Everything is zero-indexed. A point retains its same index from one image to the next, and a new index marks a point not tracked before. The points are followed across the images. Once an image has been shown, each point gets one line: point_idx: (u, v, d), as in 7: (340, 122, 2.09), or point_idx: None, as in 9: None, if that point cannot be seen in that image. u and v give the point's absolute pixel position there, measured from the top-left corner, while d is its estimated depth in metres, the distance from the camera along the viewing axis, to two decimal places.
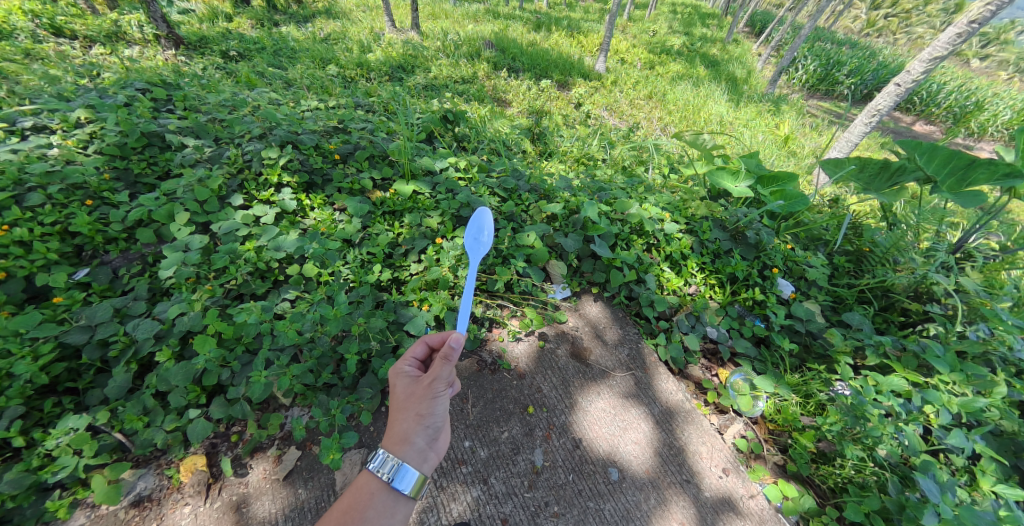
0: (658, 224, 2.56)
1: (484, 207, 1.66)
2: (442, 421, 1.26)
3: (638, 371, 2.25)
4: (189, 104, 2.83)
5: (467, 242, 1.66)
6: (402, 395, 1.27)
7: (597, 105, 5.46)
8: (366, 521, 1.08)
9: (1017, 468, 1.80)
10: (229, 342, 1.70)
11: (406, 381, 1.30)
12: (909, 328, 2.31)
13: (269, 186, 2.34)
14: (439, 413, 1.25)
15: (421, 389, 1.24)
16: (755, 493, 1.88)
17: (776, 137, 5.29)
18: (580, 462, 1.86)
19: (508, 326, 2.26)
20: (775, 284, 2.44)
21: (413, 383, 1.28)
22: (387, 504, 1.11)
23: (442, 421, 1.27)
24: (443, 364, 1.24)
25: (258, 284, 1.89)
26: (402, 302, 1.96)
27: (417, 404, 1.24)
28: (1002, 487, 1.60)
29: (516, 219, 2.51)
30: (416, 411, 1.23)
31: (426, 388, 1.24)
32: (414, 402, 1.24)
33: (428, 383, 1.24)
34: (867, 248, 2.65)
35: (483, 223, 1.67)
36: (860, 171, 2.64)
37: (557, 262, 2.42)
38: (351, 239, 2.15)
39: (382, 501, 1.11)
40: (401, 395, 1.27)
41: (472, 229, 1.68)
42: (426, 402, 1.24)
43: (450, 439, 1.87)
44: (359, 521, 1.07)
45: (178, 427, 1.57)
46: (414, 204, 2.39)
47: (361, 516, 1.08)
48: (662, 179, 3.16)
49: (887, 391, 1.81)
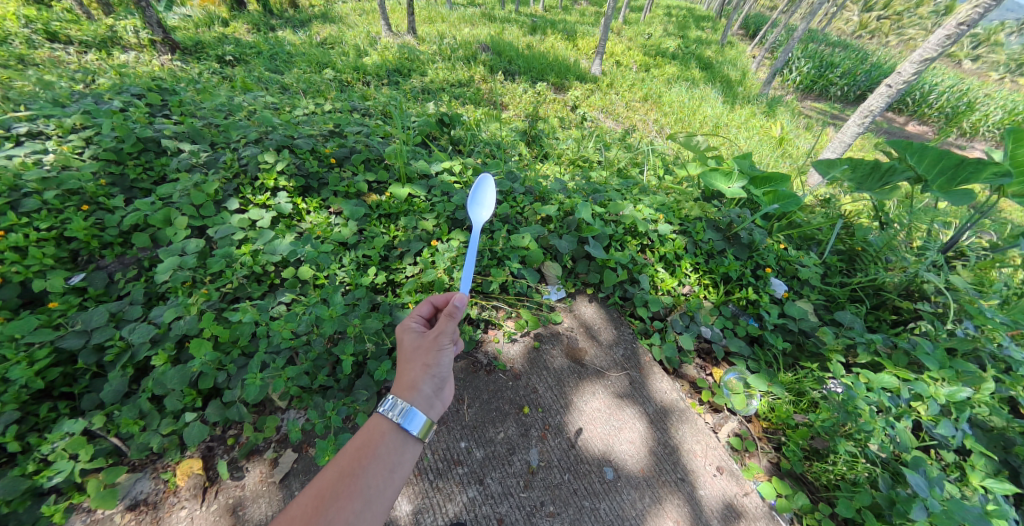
0: (652, 225, 2.59)
1: (487, 175, 1.80)
2: (447, 373, 1.33)
3: (633, 370, 2.27)
4: (186, 109, 2.85)
5: (469, 206, 1.78)
6: (410, 348, 1.33)
7: (593, 107, 5.50)
8: (377, 457, 1.12)
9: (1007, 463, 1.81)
10: (224, 345, 1.70)
11: (413, 335, 1.35)
12: (900, 326, 2.34)
13: (265, 190, 2.35)
14: (445, 365, 1.31)
15: (428, 341, 1.30)
16: (749, 491, 1.90)
17: (770, 138, 5.33)
18: (575, 461, 1.88)
19: (503, 327, 2.27)
20: (768, 283, 2.47)
21: (420, 337, 1.34)
22: (397, 442, 1.15)
23: (446, 374, 1.33)
24: (449, 320, 1.30)
25: (254, 288, 1.90)
26: (397, 304, 1.97)
27: (424, 356, 1.30)
28: (990, 482, 1.62)
29: (511, 222, 2.53)
30: (423, 362, 1.29)
31: (432, 341, 1.30)
32: (422, 354, 1.30)
33: (434, 336, 1.30)
34: (860, 248, 2.68)
35: (486, 191, 1.81)
36: (852, 172, 2.64)
37: (551, 263, 2.43)
38: (347, 242, 2.16)
39: (393, 439, 1.16)
40: (408, 347, 1.33)
41: (475, 194, 1.79)
42: (433, 353, 1.29)
43: (446, 441, 1.88)
44: (371, 457, 1.12)
45: (174, 431, 1.58)
46: (409, 207, 2.40)
47: (373, 452, 1.12)
48: (657, 181, 3.18)
49: (877, 388, 1.83)
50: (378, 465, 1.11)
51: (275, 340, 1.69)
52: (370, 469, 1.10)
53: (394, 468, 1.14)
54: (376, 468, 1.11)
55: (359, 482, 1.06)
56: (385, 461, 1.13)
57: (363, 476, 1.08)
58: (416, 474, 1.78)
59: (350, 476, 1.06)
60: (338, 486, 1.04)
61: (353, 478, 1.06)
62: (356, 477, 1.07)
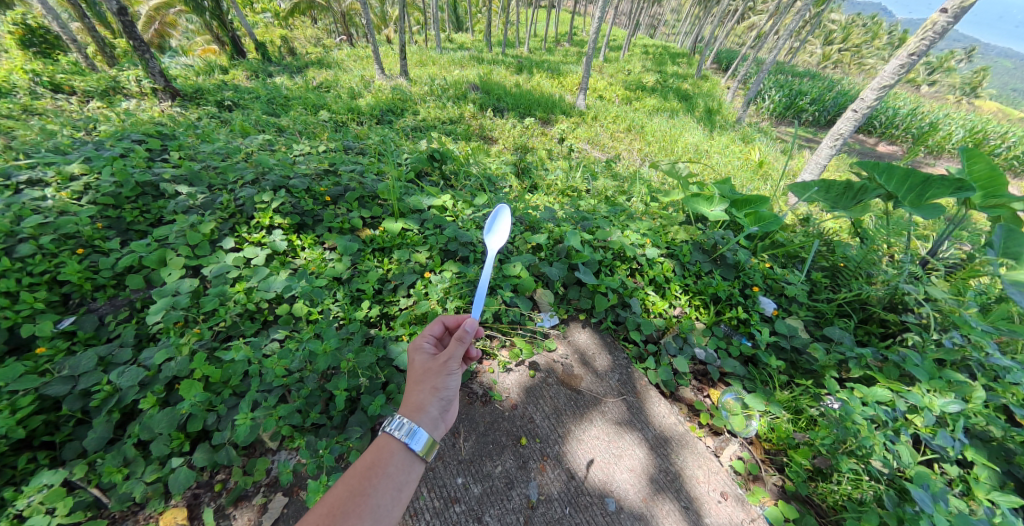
0: (640, 250, 2.65)
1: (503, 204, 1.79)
2: (454, 394, 1.34)
3: (629, 396, 2.25)
4: (184, 153, 2.93)
5: (483, 235, 1.77)
6: (419, 369, 1.34)
7: (580, 139, 5.74)
8: (386, 476, 1.13)
9: (1010, 474, 1.81)
10: (214, 386, 1.66)
11: (424, 356, 1.37)
12: (889, 338, 2.45)
13: (261, 228, 2.37)
14: (452, 388, 1.33)
15: (438, 365, 1.32)
16: (756, 516, 1.87)
17: (749, 163, 5.58)
18: (576, 494, 1.82)
19: (498, 357, 2.24)
20: (756, 301, 2.55)
21: (429, 359, 1.35)
22: (405, 461, 1.15)
23: (454, 395, 1.35)
24: (457, 344, 1.32)
25: (247, 325, 1.88)
26: (391, 337, 1.95)
27: (432, 378, 1.31)
28: (995, 495, 1.61)
29: (502, 251, 2.55)
30: (431, 385, 1.30)
31: (442, 364, 1.32)
32: (430, 376, 1.31)
33: (444, 361, 1.32)
34: (841, 263, 2.86)
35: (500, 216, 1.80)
36: (826, 192, 2.86)
37: (544, 290, 2.43)
38: (341, 276, 2.18)
39: (401, 458, 1.15)
40: (417, 367, 1.34)
41: (490, 223, 1.79)
42: (441, 377, 1.31)
43: (442, 476, 1.79)
44: (380, 476, 1.12)
45: (159, 478, 1.52)
46: (402, 240, 2.44)
47: (382, 472, 1.13)
48: (643, 207, 3.30)
49: (872, 402, 1.87)
50: (387, 484, 1.12)
51: (268, 377, 1.65)
52: (379, 489, 1.10)
53: (402, 487, 1.14)
54: (386, 487, 1.11)
55: (369, 501, 1.07)
56: (393, 480, 1.13)
57: (372, 495, 1.08)
58: (411, 514, 1.68)
59: (359, 495, 1.07)
60: (349, 505, 1.04)
61: (363, 498, 1.07)
62: (366, 497, 1.07)
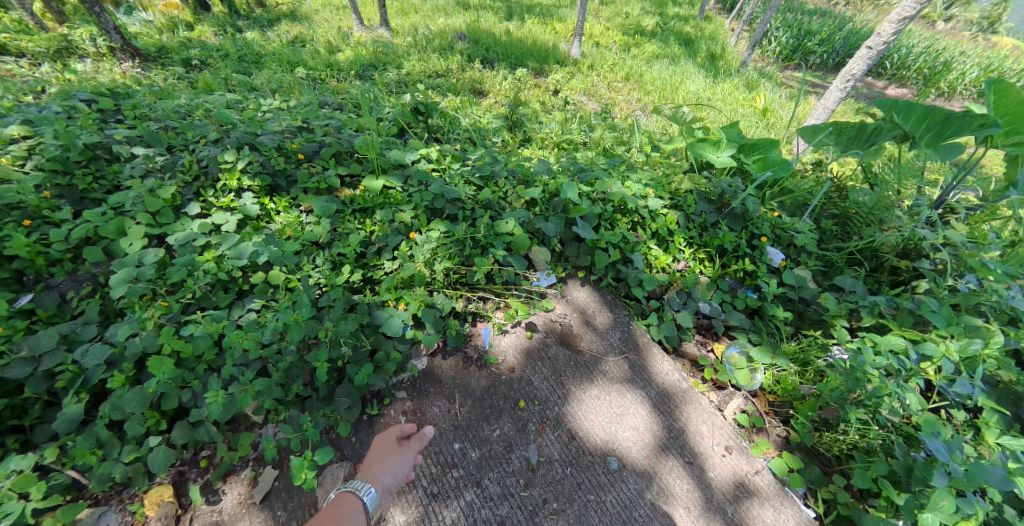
0: (642, 201, 2.48)
1: None
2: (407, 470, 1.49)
3: (631, 354, 2.17)
4: (139, 112, 2.64)
5: None
6: (378, 452, 1.50)
7: (576, 89, 5.35)
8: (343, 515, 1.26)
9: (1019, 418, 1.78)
10: (187, 361, 1.54)
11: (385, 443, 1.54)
12: (900, 286, 2.36)
13: (229, 191, 2.17)
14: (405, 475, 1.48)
15: (395, 452, 1.49)
16: (760, 469, 1.85)
17: (754, 110, 5.26)
18: (577, 454, 1.78)
19: (492, 318, 2.11)
20: (765, 253, 2.41)
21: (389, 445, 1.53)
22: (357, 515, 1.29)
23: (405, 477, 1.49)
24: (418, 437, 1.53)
25: (220, 296, 1.74)
26: (377, 303, 1.82)
27: (389, 464, 1.46)
28: (1006, 439, 1.57)
29: (493, 207, 2.33)
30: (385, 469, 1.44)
31: (400, 452, 1.49)
32: (387, 461, 1.47)
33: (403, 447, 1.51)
34: (852, 210, 2.67)
35: None
36: (837, 136, 2.63)
37: (540, 248, 2.27)
38: (320, 241, 2.01)
39: (355, 511, 1.29)
40: (378, 445, 1.50)
41: None
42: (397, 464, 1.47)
43: (439, 443, 1.72)
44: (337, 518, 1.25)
45: (139, 458, 1.44)
46: (385, 199, 2.24)
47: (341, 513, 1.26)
48: (644, 157, 3.07)
49: (885, 351, 1.80)
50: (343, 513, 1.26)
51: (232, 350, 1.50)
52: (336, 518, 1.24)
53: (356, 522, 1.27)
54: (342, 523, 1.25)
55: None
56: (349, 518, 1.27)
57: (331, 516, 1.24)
58: (408, 482, 1.63)
59: None
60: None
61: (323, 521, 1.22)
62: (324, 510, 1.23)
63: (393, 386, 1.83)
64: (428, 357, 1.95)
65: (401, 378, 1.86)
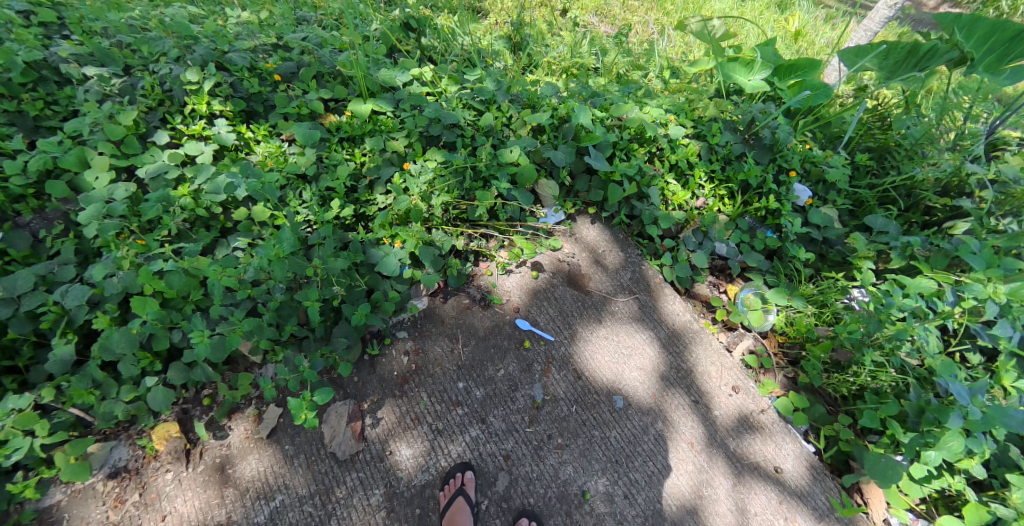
0: (661, 130, 2.22)
1: None
2: None
3: (641, 294, 2.08)
4: (88, 26, 2.30)
5: None
6: None
7: (587, 5, 4.72)
8: None
9: None
10: (173, 302, 1.46)
11: None
12: (932, 228, 2.20)
13: (199, 117, 1.93)
14: None
15: None
16: (765, 407, 1.85)
17: (786, 31, 4.67)
18: (583, 393, 1.76)
19: (496, 257, 2.01)
20: (792, 190, 2.19)
21: None
22: None
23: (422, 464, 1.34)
24: None
25: (203, 235, 1.62)
26: (371, 241, 1.69)
27: None
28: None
29: (495, 135, 2.09)
30: None
31: None
32: None
33: None
34: (893, 142, 2.43)
35: None
36: (883, 59, 2.27)
37: (546, 181, 2.07)
38: (306, 175, 1.84)
39: None
40: None
41: None
42: None
43: (442, 382, 1.69)
44: None
45: (139, 397, 1.41)
46: (374, 126, 2.01)
47: None
48: (663, 85, 2.76)
49: (914, 293, 1.70)
50: None
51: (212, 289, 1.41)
52: None
53: None
54: None
55: None
56: None
57: None
58: (413, 418, 1.60)
59: None
60: None
61: None
62: None
63: (393, 326, 1.77)
64: (428, 297, 1.87)
65: (400, 318, 1.79)
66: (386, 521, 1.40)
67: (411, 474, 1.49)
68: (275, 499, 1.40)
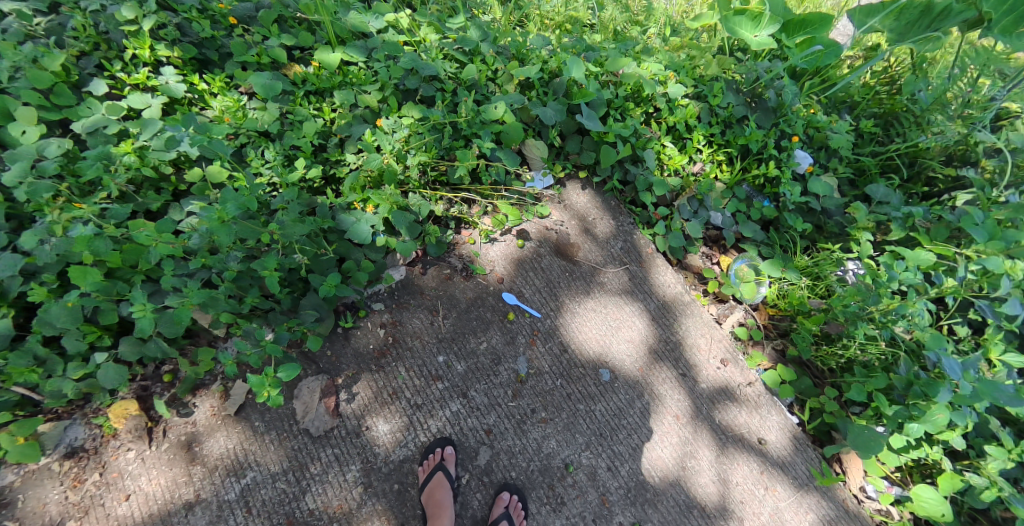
0: (659, 88, 2.06)
1: None
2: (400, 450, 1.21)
3: (632, 265, 1.99)
4: None
5: None
6: None
7: None
8: None
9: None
10: (121, 272, 1.32)
11: None
12: (933, 199, 2.10)
13: (142, 64, 1.71)
14: None
15: None
16: (752, 380, 1.82)
17: None
18: (568, 366, 1.70)
19: (479, 225, 1.88)
20: (792, 156, 2.07)
21: None
22: None
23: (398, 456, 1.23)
24: None
25: (152, 198, 1.46)
26: (341, 206, 1.55)
27: None
28: (1010, 355, 1.51)
29: (479, 90, 1.91)
30: None
31: None
32: None
33: None
34: (901, 107, 2.27)
35: None
36: (895, 19, 2.08)
37: (535, 141, 1.93)
38: (269, 132, 1.66)
39: None
40: None
41: None
42: None
43: (422, 355, 1.62)
44: None
45: (89, 374, 1.29)
46: (344, 78, 1.81)
47: None
48: (662, 43, 2.56)
49: (912, 267, 1.64)
50: None
51: (154, 258, 1.27)
52: None
53: None
54: None
55: None
56: None
57: None
58: (391, 393, 1.53)
59: None
60: None
61: None
62: None
63: (369, 297, 1.67)
64: (407, 267, 1.76)
65: (376, 290, 1.68)
66: (363, 497, 1.36)
67: (389, 449, 1.44)
68: (246, 476, 1.34)
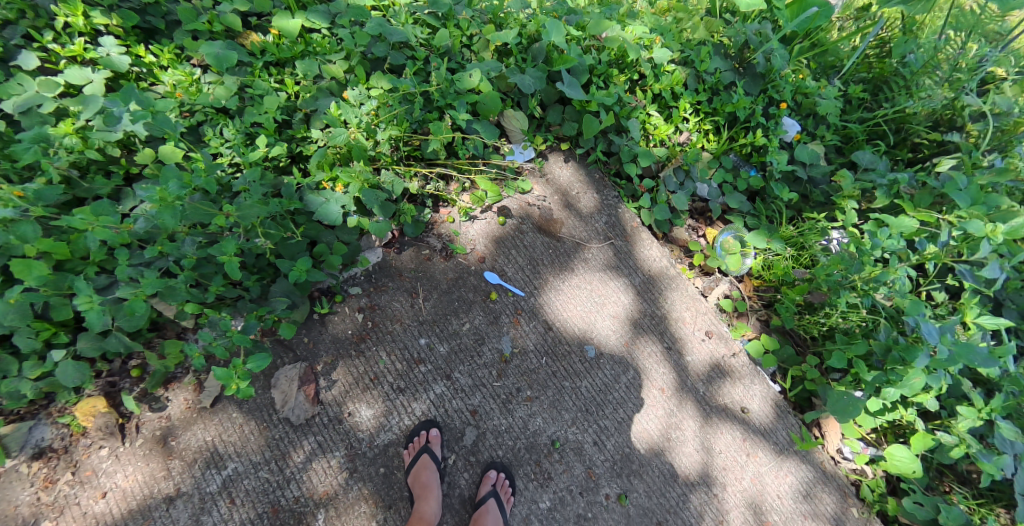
0: (645, 53, 1.96)
1: None
2: None
3: (617, 240, 1.95)
4: None
5: None
6: None
7: None
8: None
9: (999, 299, 1.74)
10: (70, 264, 1.24)
11: None
12: (917, 165, 2.08)
13: (78, 34, 1.55)
14: None
15: None
16: (736, 351, 1.84)
17: None
18: (553, 344, 1.69)
19: (457, 202, 1.81)
20: (780, 124, 2.02)
21: None
22: None
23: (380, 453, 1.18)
24: None
25: (100, 183, 1.35)
26: (309, 186, 1.47)
27: None
28: (985, 318, 1.52)
29: (454, 58, 1.80)
30: None
31: None
32: None
33: None
34: (890, 71, 2.21)
35: None
36: None
37: (514, 112, 1.84)
38: (227, 108, 1.54)
39: None
40: None
41: None
42: None
43: (403, 338, 1.58)
44: None
45: (48, 373, 1.22)
46: (306, 47, 1.68)
47: None
48: (648, 4, 2.42)
49: (895, 234, 1.63)
50: None
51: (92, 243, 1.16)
52: None
53: None
54: None
55: None
56: None
57: None
58: (372, 378, 1.50)
59: None
60: None
61: None
62: None
63: (345, 282, 1.61)
64: (383, 249, 1.69)
65: (352, 273, 1.62)
66: (348, 482, 1.35)
67: (373, 434, 1.43)
68: (227, 467, 1.31)
